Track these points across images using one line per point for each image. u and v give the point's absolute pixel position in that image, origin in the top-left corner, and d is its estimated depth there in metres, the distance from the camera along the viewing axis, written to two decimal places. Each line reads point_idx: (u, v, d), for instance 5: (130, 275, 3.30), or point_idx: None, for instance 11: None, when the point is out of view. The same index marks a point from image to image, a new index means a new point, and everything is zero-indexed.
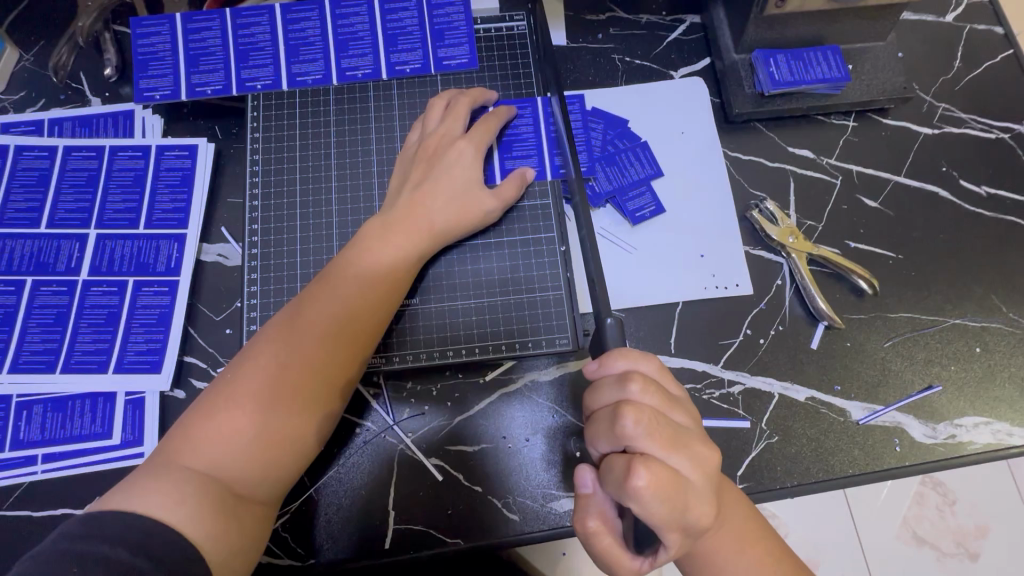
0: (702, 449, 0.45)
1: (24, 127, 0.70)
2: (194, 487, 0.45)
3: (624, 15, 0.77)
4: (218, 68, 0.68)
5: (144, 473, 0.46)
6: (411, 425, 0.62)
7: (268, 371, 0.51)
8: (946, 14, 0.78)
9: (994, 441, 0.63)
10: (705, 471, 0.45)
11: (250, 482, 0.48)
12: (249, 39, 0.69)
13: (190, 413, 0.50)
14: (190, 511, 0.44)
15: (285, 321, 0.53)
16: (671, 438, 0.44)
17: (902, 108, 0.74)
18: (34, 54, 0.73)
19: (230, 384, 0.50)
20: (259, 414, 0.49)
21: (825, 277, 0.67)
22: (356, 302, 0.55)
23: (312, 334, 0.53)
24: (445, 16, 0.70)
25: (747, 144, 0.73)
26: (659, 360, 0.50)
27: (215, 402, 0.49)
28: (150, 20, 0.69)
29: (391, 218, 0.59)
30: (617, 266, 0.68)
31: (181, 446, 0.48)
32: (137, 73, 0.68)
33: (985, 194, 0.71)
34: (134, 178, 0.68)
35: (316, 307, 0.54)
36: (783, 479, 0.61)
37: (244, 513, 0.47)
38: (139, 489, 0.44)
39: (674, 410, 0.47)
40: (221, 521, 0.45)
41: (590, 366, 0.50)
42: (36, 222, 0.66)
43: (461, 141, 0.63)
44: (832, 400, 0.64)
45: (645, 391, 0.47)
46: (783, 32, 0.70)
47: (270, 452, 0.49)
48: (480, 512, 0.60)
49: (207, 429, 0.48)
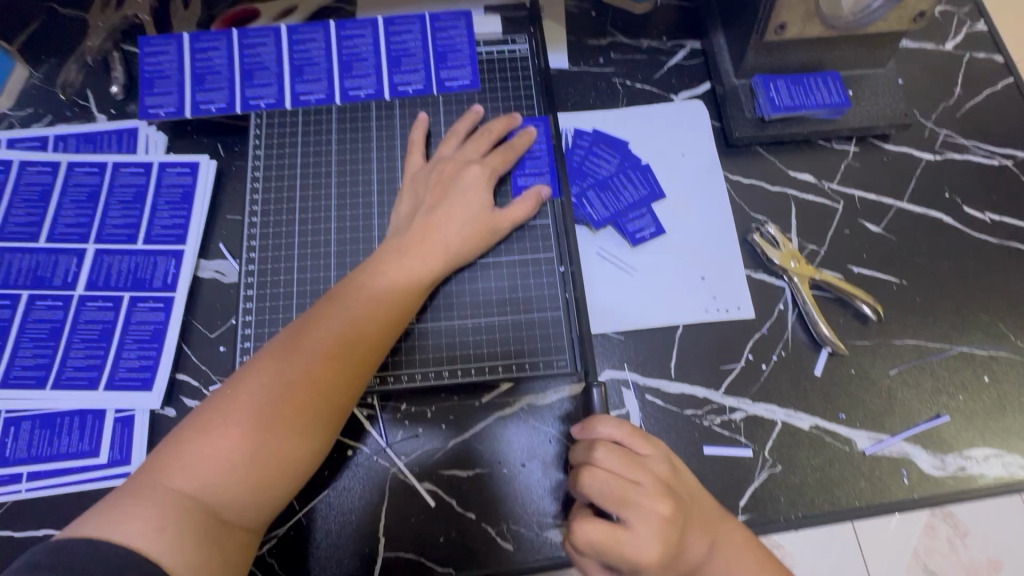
0: (661, 504, 0.47)
1: (29, 143, 0.70)
2: (176, 514, 0.44)
3: (625, 40, 0.78)
4: (222, 86, 0.69)
5: (125, 495, 0.44)
6: (404, 448, 0.61)
7: (269, 390, 0.50)
8: (946, 42, 0.79)
9: (1005, 474, 0.61)
10: (663, 525, 0.46)
11: (234, 506, 0.47)
12: (255, 59, 0.70)
13: (183, 428, 0.48)
14: (170, 540, 0.42)
15: (287, 339, 0.52)
16: (620, 497, 0.47)
17: (903, 134, 0.74)
18: (44, 72, 0.74)
19: (229, 401, 0.49)
20: (254, 436, 0.48)
21: (828, 302, 0.66)
22: (362, 326, 0.54)
23: (315, 354, 0.52)
24: (449, 39, 0.71)
25: (748, 168, 0.72)
26: (632, 424, 0.53)
27: (210, 419, 0.48)
28: (158, 40, 0.70)
29: (405, 241, 0.59)
30: (616, 287, 0.67)
31: (170, 464, 0.46)
32: (143, 91, 0.69)
33: (989, 221, 0.70)
34: (136, 195, 0.68)
35: (320, 329, 0.53)
36: (787, 511, 0.59)
37: (226, 541, 0.46)
38: (120, 515, 0.43)
39: (639, 468, 0.50)
40: (201, 551, 0.43)
41: (576, 430, 0.56)
42: (35, 237, 0.66)
43: (476, 165, 0.63)
44: (837, 429, 0.62)
45: (608, 453, 0.50)
46: (784, 58, 0.70)
47: (263, 475, 0.48)
48: (473, 541, 0.58)
49: (200, 447, 0.47)
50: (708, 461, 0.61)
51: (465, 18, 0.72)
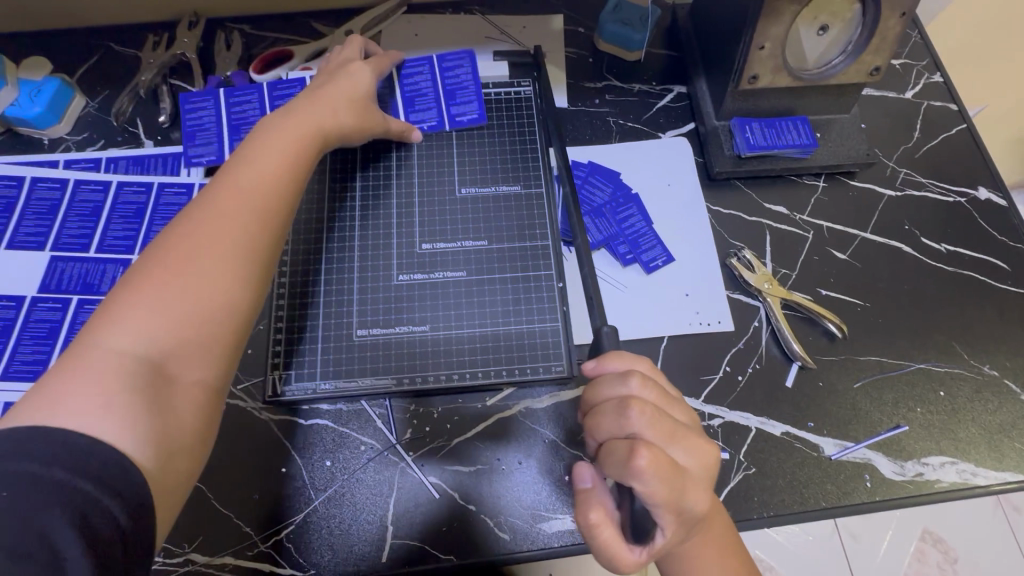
0: (700, 442, 0.50)
1: (84, 163, 0.79)
2: (112, 395, 0.44)
3: (618, 84, 0.87)
4: (255, 135, 0.78)
5: (48, 382, 0.44)
6: (412, 445, 0.67)
7: (181, 252, 0.51)
8: (906, 91, 0.88)
9: (960, 480, 0.67)
10: (702, 463, 0.49)
11: (175, 361, 0.49)
12: (287, 103, 0.79)
13: (94, 318, 0.48)
14: (115, 420, 0.43)
15: (196, 219, 0.54)
16: (670, 431, 0.49)
17: (867, 172, 0.82)
18: (99, 102, 0.83)
19: (139, 280, 0.50)
20: (180, 293, 0.50)
21: (798, 321, 0.74)
22: (295, 156, 0.61)
23: (255, 183, 0.57)
24: (456, 78, 0.81)
25: (727, 199, 0.81)
26: (652, 363, 0.56)
27: (122, 298, 0.48)
28: (197, 97, 0.79)
29: (289, 117, 0.64)
30: (610, 302, 0.74)
31: (80, 348, 0.46)
32: (187, 143, 0.78)
33: (945, 251, 0.78)
34: (177, 212, 0.76)
35: (253, 168, 0.58)
36: (760, 509, 0.65)
37: (171, 416, 0.47)
38: (52, 404, 0.42)
39: (671, 407, 0.52)
40: (148, 422, 0.45)
41: (590, 366, 0.56)
42: (86, 247, 0.74)
43: (358, 65, 0.73)
44: (806, 436, 0.68)
45: (644, 387, 0.52)
46: (758, 103, 0.79)
47: (215, 278, 0.52)
48: (474, 530, 0.64)
49: (116, 325, 0.47)
50: None
51: (470, 58, 0.81)
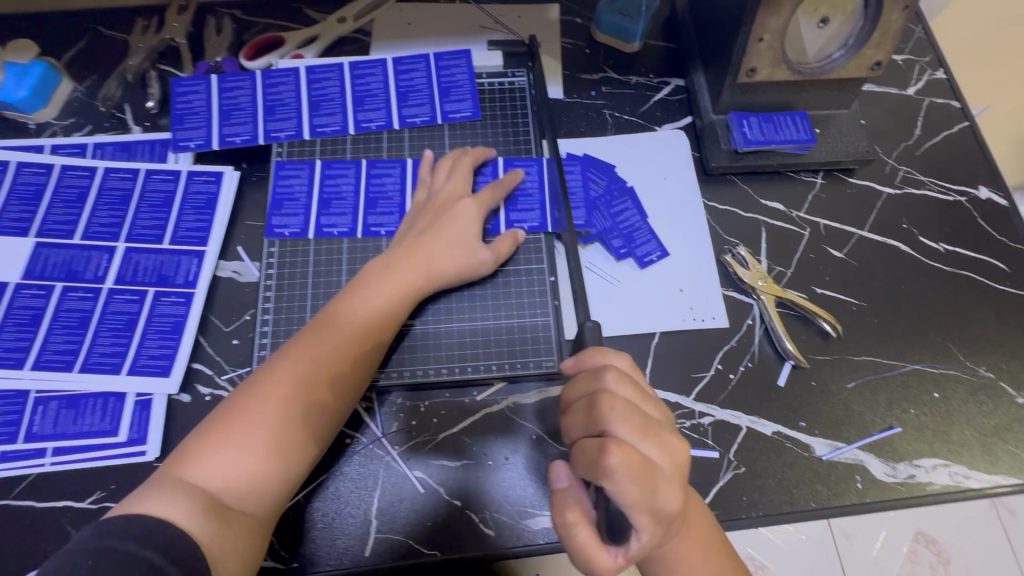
0: (672, 439, 0.48)
1: (70, 149, 0.77)
2: (201, 504, 0.51)
3: (615, 76, 0.86)
4: (247, 121, 0.76)
5: (155, 486, 0.51)
6: (397, 438, 0.66)
7: (269, 396, 0.56)
8: (907, 87, 0.86)
9: (952, 483, 0.66)
10: (675, 460, 0.48)
11: (254, 487, 0.54)
12: (276, 96, 0.78)
13: (198, 434, 0.55)
14: (196, 523, 0.49)
15: (298, 342, 0.60)
16: (643, 427, 0.47)
17: (866, 169, 0.81)
18: (87, 86, 0.82)
19: (245, 403, 0.56)
20: (273, 422, 0.56)
21: (792, 320, 0.72)
22: (359, 342, 0.61)
23: (319, 364, 0.59)
24: (451, 75, 0.79)
25: (724, 195, 0.79)
26: (631, 359, 0.55)
27: (223, 424, 0.55)
28: (189, 81, 0.78)
29: (387, 262, 0.66)
30: (602, 298, 0.73)
31: (189, 462, 0.53)
32: (175, 126, 0.76)
33: (943, 250, 0.77)
34: (164, 199, 0.75)
35: (327, 336, 0.60)
36: (749, 509, 0.64)
37: (238, 526, 0.52)
38: (155, 499, 0.50)
39: (646, 403, 0.51)
40: (217, 528, 0.50)
41: (569, 363, 0.55)
42: (71, 234, 0.72)
43: (468, 199, 0.70)
44: (797, 436, 0.67)
45: (620, 382, 0.50)
46: (756, 97, 0.77)
47: (283, 442, 0.56)
48: (458, 526, 0.63)
49: (216, 448, 0.54)
50: None
51: (465, 57, 0.80)
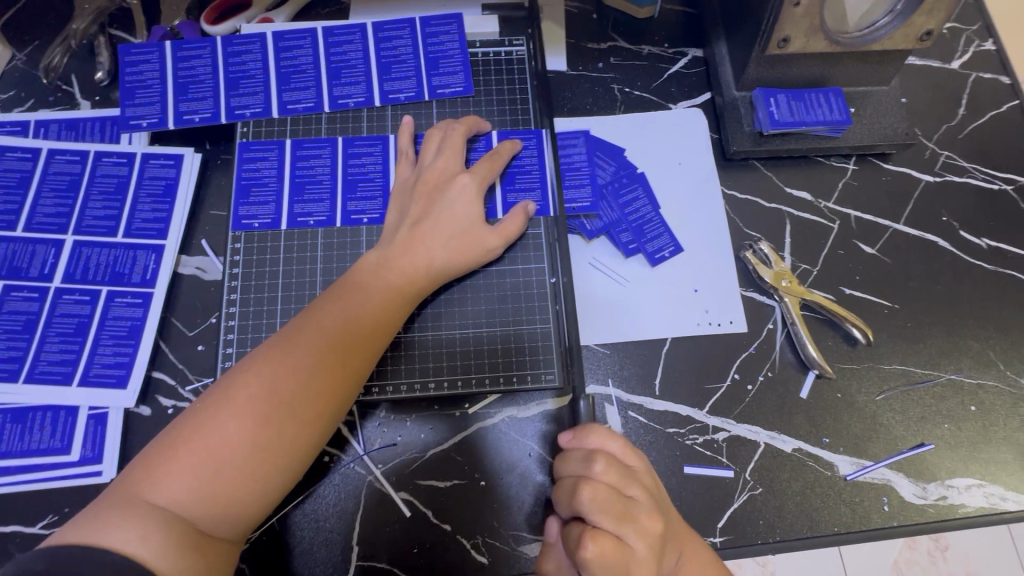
0: (653, 522, 0.44)
1: (10, 127, 0.69)
2: (163, 523, 0.43)
3: (625, 46, 0.76)
4: (207, 95, 0.67)
5: (107, 507, 0.43)
6: (381, 457, 0.60)
7: (249, 402, 0.48)
8: (952, 61, 0.77)
9: (987, 505, 0.60)
10: (653, 546, 0.43)
11: (226, 507, 0.46)
12: (240, 66, 0.68)
13: (159, 445, 0.47)
14: (156, 548, 0.42)
15: (282, 338, 0.52)
16: (622, 513, 0.43)
17: (903, 154, 0.73)
18: (28, 54, 0.72)
19: (217, 408, 0.48)
20: (250, 431, 0.47)
21: (818, 324, 0.66)
22: (355, 337, 0.53)
23: (309, 361, 0.51)
24: (440, 44, 0.70)
25: (745, 183, 0.71)
26: (625, 437, 0.49)
27: (191, 433, 0.47)
28: (139, 50, 0.68)
29: (388, 252, 0.58)
30: (607, 299, 0.66)
31: (150, 479, 0.45)
32: (124, 101, 0.67)
33: (985, 246, 0.69)
34: (117, 185, 0.66)
35: (319, 330, 0.52)
36: (765, 534, 0.59)
37: (213, 551, 0.45)
38: (106, 523, 0.42)
39: (630, 483, 0.46)
40: (187, 557, 0.43)
41: (566, 437, 0.50)
42: (13, 225, 0.64)
43: (464, 177, 0.61)
44: (820, 453, 0.61)
45: (607, 468, 0.45)
46: (786, 72, 0.68)
47: (263, 452, 0.47)
48: (447, 553, 0.58)
49: (182, 461, 0.45)
50: (690, 481, 0.60)
51: (456, 22, 0.70)
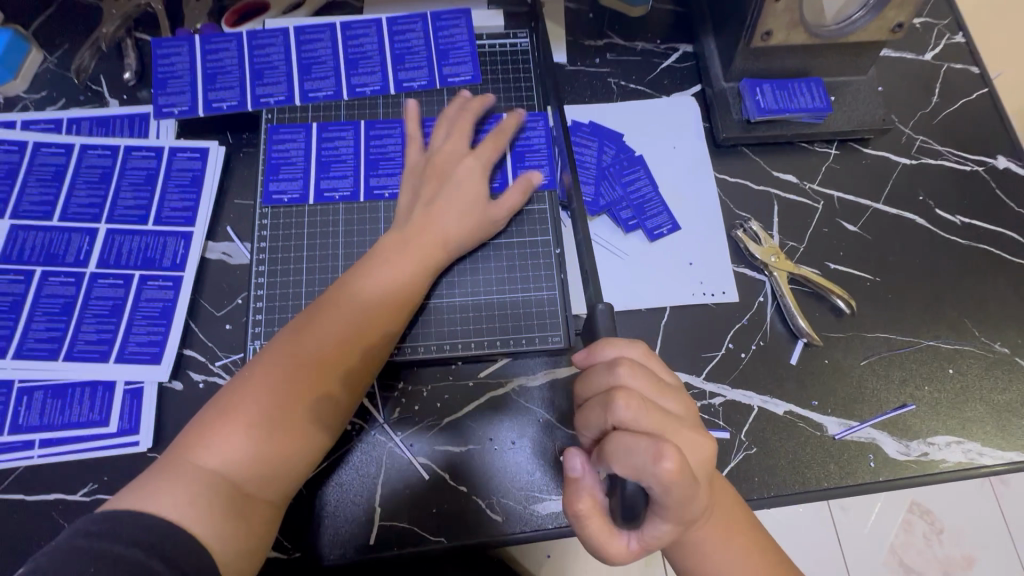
0: (694, 432, 0.47)
1: (44, 125, 0.73)
2: (206, 489, 0.47)
3: (621, 41, 0.81)
4: (233, 85, 0.72)
5: (156, 474, 0.47)
6: (400, 425, 0.64)
7: (283, 375, 0.53)
8: (925, 52, 0.83)
9: (965, 460, 0.65)
10: (696, 453, 0.46)
11: (265, 474, 0.50)
12: (263, 59, 0.73)
13: (204, 416, 0.51)
14: (201, 513, 0.46)
15: (310, 316, 0.56)
16: (660, 420, 0.46)
17: (881, 139, 0.78)
18: (58, 57, 0.77)
19: (256, 381, 0.52)
20: (285, 401, 0.52)
21: (805, 297, 0.70)
22: (377, 314, 0.58)
23: (336, 336, 0.55)
24: (450, 37, 0.75)
25: (735, 167, 0.76)
26: (644, 346, 0.53)
27: (231, 403, 0.51)
28: (170, 42, 0.73)
29: (405, 231, 0.62)
30: (609, 271, 0.71)
31: (196, 446, 0.49)
32: (157, 91, 0.71)
33: (959, 223, 0.74)
34: (146, 177, 0.71)
35: (345, 307, 0.57)
36: (761, 490, 0.63)
37: (254, 515, 0.49)
38: (154, 490, 0.46)
39: (663, 396, 0.49)
40: (230, 521, 0.47)
41: (582, 354, 0.53)
42: (49, 215, 0.68)
43: (470, 157, 0.66)
44: (809, 415, 0.66)
45: (636, 375, 0.49)
46: (771, 63, 0.73)
47: (300, 418, 0.52)
48: (464, 512, 0.62)
49: (224, 429, 0.50)
50: None
51: (465, 17, 0.75)
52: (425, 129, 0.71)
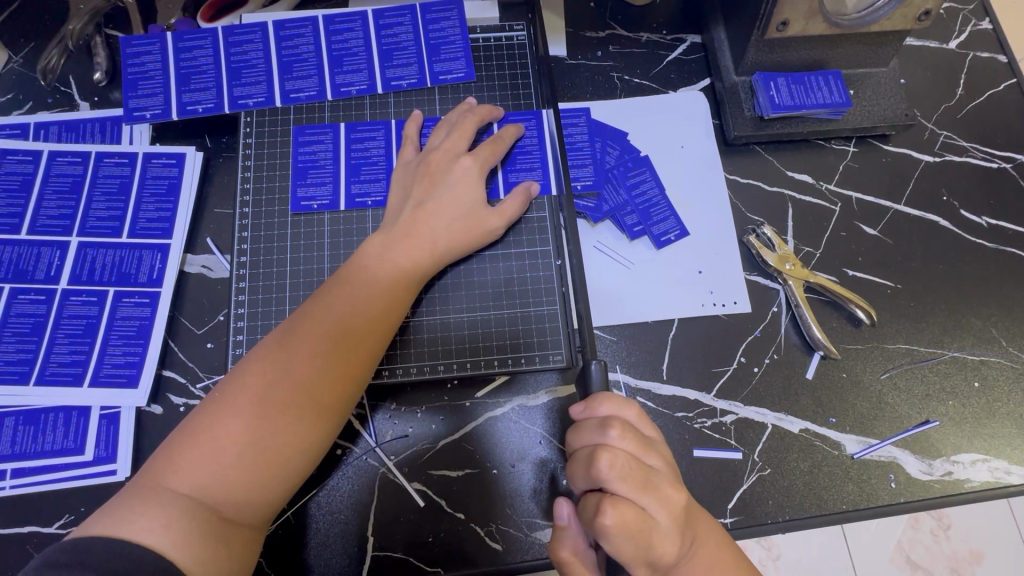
0: (672, 492, 0.45)
1: (9, 130, 0.68)
2: (184, 512, 0.43)
3: (624, 32, 0.76)
4: (209, 86, 0.67)
5: (128, 498, 0.44)
6: (393, 448, 0.61)
7: (260, 388, 0.49)
8: (950, 40, 0.77)
9: (991, 479, 0.61)
10: (672, 514, 0.44)
11: (243, 496, 0.46)
12: (241, 57, 0.68)
13: (178, 434, 0.48)
14: (178, 536, 0.42)
15: (291, 325, 0.52)
16: (643, 482, 0.43)
17: (903, 135, 0.73)
18: (24, 56, 0.72)
19: (232, 396, 0.48)
20: (263, 418, 0.48)
21: (822, 306, 0.66)
22: (361, 321, 0.54)
23: (317, 345, 0.51)
24: (441, 31, 0.70)
25: (747, 168, 0.71)
26: (639, 406, 0.49)
27: (206, 422, 0.47)
28: (140, 40, 0.68)
29: (391, 235, 0.58)
30: (614, 281, 0.67)
31: (169, 468, 0.45)
32: (127, 92, 0.67)
33: (986, 225, 0.70)
34: (120, 186, 0.66)
35: (327, 313, 0.53)
36: (775, 513, 0.60)
37: (235, 539, 0.45)
38: (128, 514, 0.43)
39: (648, 453, 0.46)
40: (208, 545, 0.43)
41: (577, 407, 0.48)
42: (16, 228, 0.64)
43: (466, 158, 0.61)
44: (826, 433, 0.62)
45: (623, 436, 0.45)
46: (785, 56, 0.68)
47: (278, 436, 0.48)
48: (461, 541, 0.58)
49: (197, 449, 0.46)
50: (699, 463, 0.61)
51: (457, 9, 0.70)
52: (424, 132, 0.66)
